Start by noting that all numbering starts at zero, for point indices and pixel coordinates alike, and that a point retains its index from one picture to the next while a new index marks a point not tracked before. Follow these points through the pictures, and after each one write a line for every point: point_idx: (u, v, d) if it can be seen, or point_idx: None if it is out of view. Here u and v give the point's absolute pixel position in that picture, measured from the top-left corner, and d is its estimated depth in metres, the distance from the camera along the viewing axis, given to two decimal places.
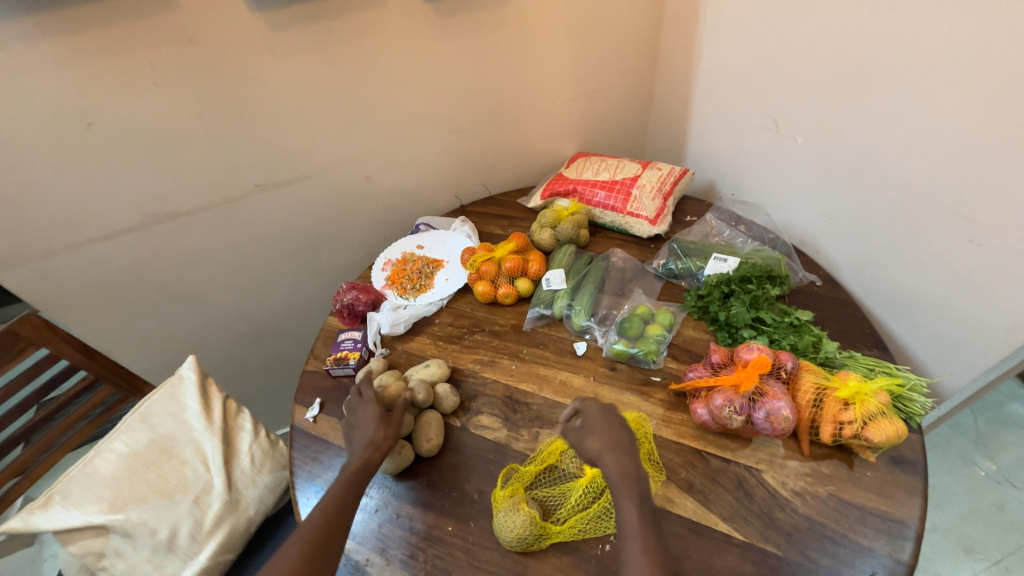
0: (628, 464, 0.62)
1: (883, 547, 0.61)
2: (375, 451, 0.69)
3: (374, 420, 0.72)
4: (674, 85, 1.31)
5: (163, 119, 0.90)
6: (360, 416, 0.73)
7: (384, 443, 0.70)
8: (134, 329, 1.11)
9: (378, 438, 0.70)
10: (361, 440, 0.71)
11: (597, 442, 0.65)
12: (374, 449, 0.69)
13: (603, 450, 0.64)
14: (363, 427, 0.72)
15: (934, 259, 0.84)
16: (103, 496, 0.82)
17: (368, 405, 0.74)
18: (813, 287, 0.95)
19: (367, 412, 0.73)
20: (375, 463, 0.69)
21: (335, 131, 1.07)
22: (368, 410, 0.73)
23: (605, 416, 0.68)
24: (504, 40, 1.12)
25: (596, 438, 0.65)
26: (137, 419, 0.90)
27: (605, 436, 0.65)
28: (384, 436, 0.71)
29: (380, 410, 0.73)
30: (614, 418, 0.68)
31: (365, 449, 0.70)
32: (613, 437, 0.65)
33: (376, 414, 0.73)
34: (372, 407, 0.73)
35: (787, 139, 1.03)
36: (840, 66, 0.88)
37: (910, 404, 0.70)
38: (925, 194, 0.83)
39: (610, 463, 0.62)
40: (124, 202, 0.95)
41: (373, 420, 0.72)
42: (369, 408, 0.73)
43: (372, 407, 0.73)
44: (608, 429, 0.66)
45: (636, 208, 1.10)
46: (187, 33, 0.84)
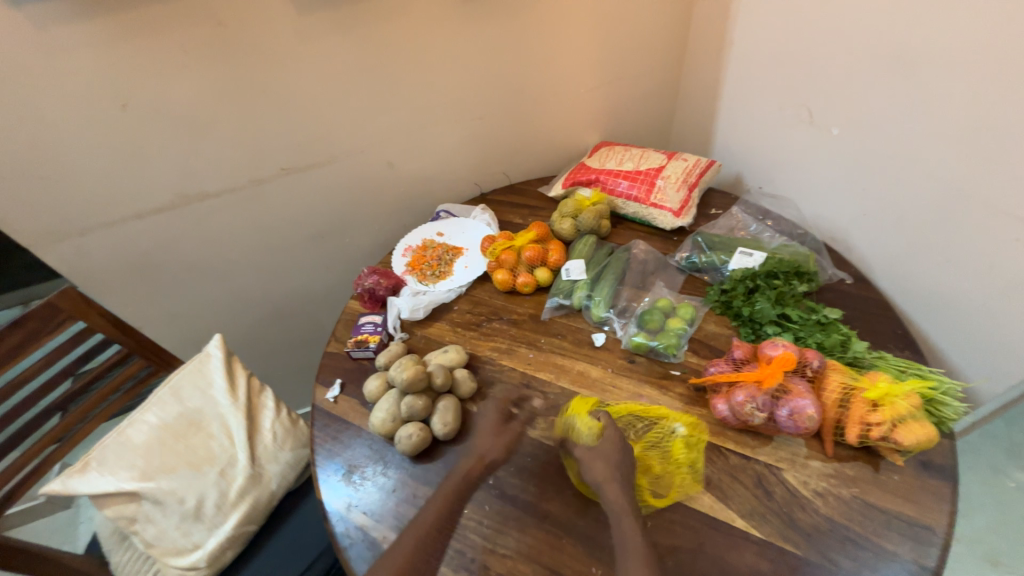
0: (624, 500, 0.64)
1: (908, 552, 0.59)
2: (484, 464, 0.74)
3: (494, 433, 0.77)
4: (703, 73, 1.27)
5: (193, 101, 0.92)
6: (483, 422, 0.78)
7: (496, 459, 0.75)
8: (164, 306, 1.15)
9: (490, 450, 0.75)
10: (478, 450, 0.75)
11: (599, 469, 0.66)
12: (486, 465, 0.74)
13: (609, 477, 0.66)
14: (483, 435, 0.77)
15: (976, 259, 0.81)
16: (135, 465, 0.86)
17: (492, 413, 0.79)
18: (843, 285, 0.92)
19: (490, 419, 0.78)
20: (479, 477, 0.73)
21: (359, 116, 1.07)
22: (489, 419, 0.78)
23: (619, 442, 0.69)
24: (530, 25, 1.10)
25: (592, 465, 0.67)
26: (167, 393, 0.94)
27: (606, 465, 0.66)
28: (500, 449, 0.75)
29: (500, 423, 0.78)
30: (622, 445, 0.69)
31: (477, 463, 0.74)
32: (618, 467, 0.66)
33: (497, 426, 0.77)
34: (496, 417, 0.78)
35: (821, 130, 0.99)
36: (881, 54, 0.84)
37: (942, 408, 0.68)
38: (969, 189, 0.79)
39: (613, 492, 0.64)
40: (156, 183, 0.98)
41: (491, 432, 0.77)
42: (492, 418, 0.78)
43: (495, 418, 0.78)
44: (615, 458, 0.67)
45: (660, 199, 1.08)
46: (217, 16, 0.85)
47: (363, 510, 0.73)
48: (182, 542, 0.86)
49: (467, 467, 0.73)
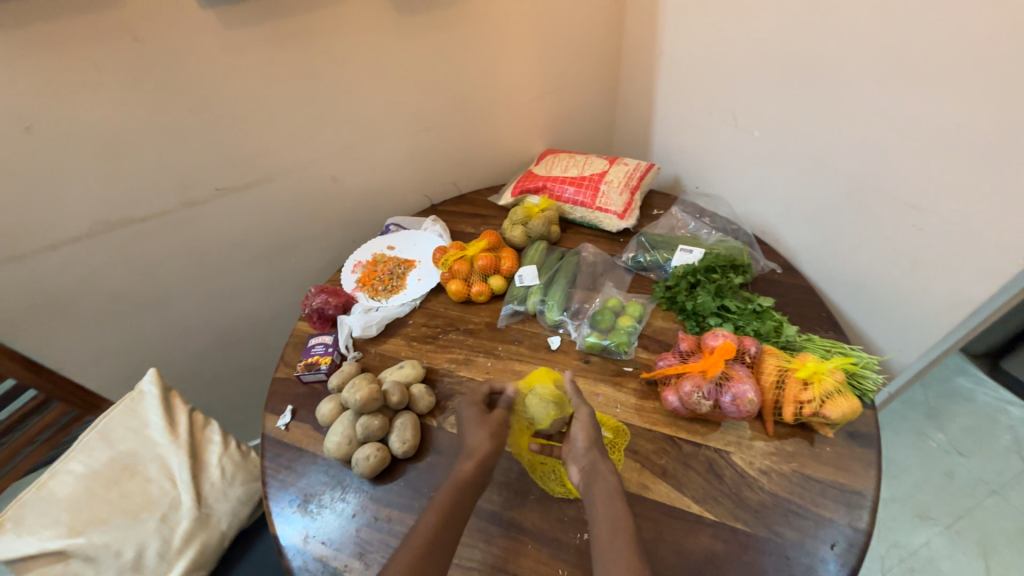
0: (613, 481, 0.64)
1: (843, 516, 0.64)
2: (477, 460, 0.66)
3: (478, 424, 0.70)
4: (638, 82, 1.33)
5: (110, 122, 0.86)
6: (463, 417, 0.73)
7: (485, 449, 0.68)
8: (88, 343, 1.06)
9: (477, 443, 0.68)
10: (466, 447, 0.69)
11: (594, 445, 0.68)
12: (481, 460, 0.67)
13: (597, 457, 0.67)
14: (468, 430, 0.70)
15: (883, 245, 0.89)
16: (60, 520, 0.78)
17: (467, 408, 0.73)
18: (774, 275, 0.99)
19: (469, 413, 0.73)
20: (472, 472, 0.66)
21: (297, 132, 1.04)
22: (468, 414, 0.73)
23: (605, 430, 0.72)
24: (468, 38, 1.12)
25: (587, 437, 0.69)
26: (95, 438, 0.86)
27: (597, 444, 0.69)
28: (489, 441, 0.68)
29: (481, 413, 0.72)
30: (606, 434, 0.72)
31: (469, 458, 0.67)
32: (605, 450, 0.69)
33: (476, 417, 0.72)
34: (472, 409, 0.73)
35: (745, 133, 1.07)
36: (790, 62, 0.92)
37: (863, 381, 0.75)
38: (871, 182, 0.87)
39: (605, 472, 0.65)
40: (71, 210, 0.90)
41: (474, 424, 0.71)
42: (470, 410, 0.73)
43: (473, 409, 0.73)
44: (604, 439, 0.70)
45: (604, 203, 1.12)
46: (132, 31, 0.80)
47: (322, 541, 0.70)
48: None
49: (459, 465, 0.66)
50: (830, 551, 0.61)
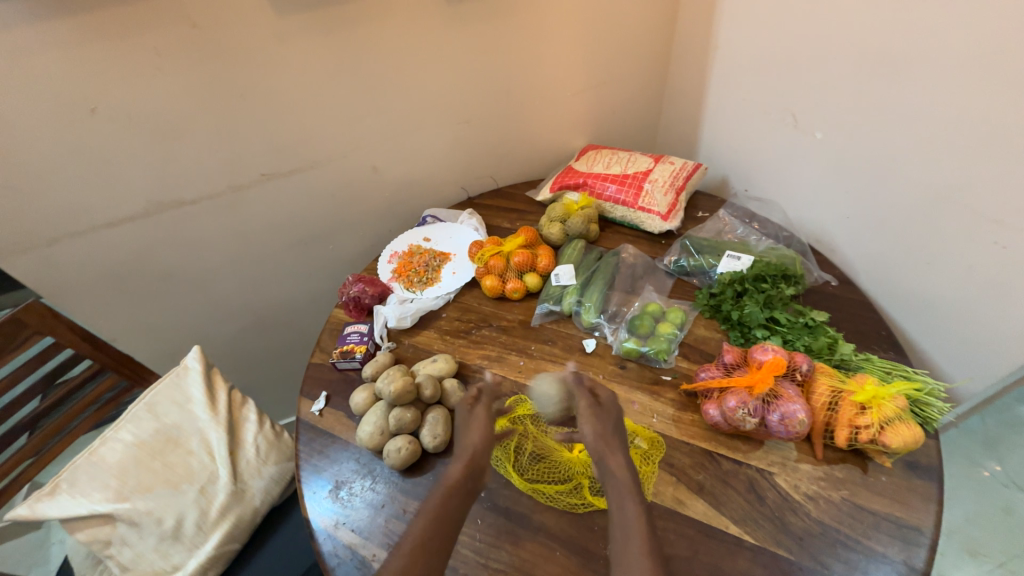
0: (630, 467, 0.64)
1: (897, 553, 0.60)
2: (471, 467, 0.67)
3: (483, 428, 0.71)
4: (689, 76, 1.27)
5: (167, 106, 0.88)
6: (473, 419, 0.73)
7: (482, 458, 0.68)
8: (139, 318, 1.11)
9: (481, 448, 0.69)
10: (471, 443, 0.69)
11: (605, 437, 0.67)
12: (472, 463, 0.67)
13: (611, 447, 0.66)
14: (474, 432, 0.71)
15: (956, 261, 0.82)
16: (109, 485, 0.82)
17: (480, 410, 0.73)
18: (828, 287, 0.93)
19: (479, 416, 0.73)
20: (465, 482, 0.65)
21: (342, 120, 1.05)
22: (478, 414, 0.73)
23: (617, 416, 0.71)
24: (515, 28, 1.09)
25: (596, 428, 0.68)
26: (143, 409, 0.90)
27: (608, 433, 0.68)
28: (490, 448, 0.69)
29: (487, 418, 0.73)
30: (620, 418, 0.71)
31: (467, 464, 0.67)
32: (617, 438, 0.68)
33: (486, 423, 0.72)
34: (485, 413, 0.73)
35: (805, 134, 1.00)
36: (862, 59, 0.85)
37: (927, 408, 0.69)
38: (947, 193, 0.80)
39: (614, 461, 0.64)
40: (129, 190, 0.94)
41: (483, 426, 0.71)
42: (478, 412, 0.73)
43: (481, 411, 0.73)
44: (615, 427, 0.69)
45: (648, 203, 1.08)
46: (191, 17, 0.82)
47: (351, 528, 0.71)
48: (160, 564, 0.82)
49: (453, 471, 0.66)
50: None
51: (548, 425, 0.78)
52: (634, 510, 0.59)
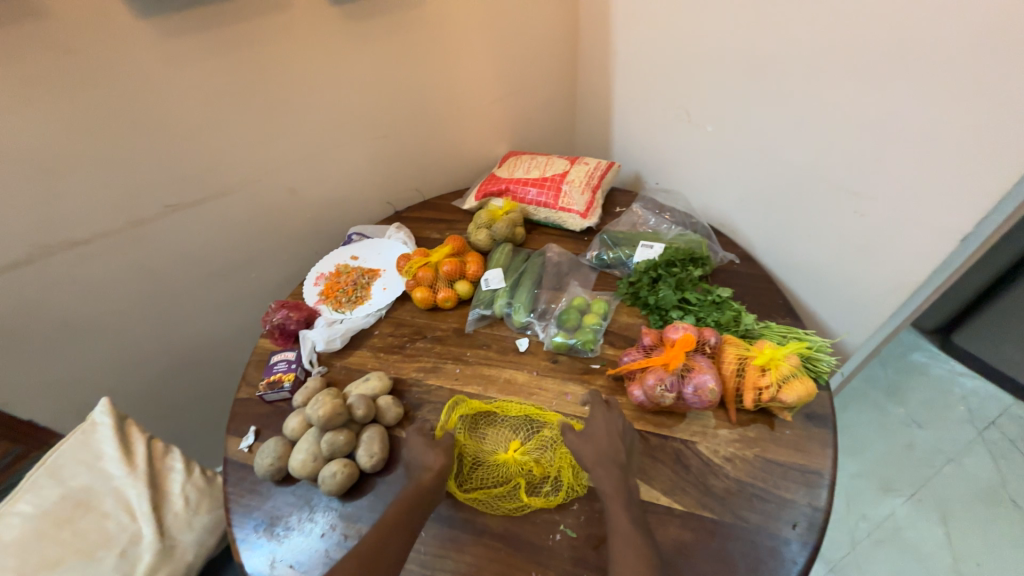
0: (619, 478, 0.65)
1: (803, 496, 0.66)
2: (435, 472, 0.69)
3: (427, 447, 0.72)
4: (595, 81, 1.35)
5: (43, 140, 0.81)
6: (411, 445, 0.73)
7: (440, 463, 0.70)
8: (34, 376, 0.99)
9: (433, 460, 0.70)
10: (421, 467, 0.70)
11: (589, 453, 0.67)
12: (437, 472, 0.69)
13: (596, 460, 0.66)
14: (421, 453, 0.71)
15: (831, 230, 0.93)
16: (3, 568, 0.72)
17: (416, 436, 0.74)
18: (732, 265, 1.02)
19: (416, 441, 0.73)
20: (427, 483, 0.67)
21: (249, 143, 1.01)
22: (417, 438, 0.74)
23: (603, 429, 0.70)
24: (423, 43, 1.11)
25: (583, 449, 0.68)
26: (43, 475, 0.81)
27: (598, 446, 0.68)
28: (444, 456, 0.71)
29: (428, 438, 0.73)
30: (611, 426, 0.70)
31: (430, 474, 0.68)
32: (608, 451, 0.67)
33: (424, 443, 0.73)
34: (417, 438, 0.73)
35: (698, 128, 1.09)
36: (735, 58, 0.95)
37: (818, 363, 0.77)
38: (817, 172, 0.91)
39: (602, 474, 0.65)
40: (6, 235, 0.85)
41: (427, 445, 0.72)
42: (415, 439, 0.73)
43: (418, 437, 0.73)
44: (604, 439, 0.69)
45: (567, 203, 1.13)
46: (63, 44, 0.76)
47: (290, 564, 0.68)
48: None
49: (417, 477, 0.68)
50: (792, 531, 0.63)
51: (489, 429, 0.78)
52: (619, 511, 0.63)
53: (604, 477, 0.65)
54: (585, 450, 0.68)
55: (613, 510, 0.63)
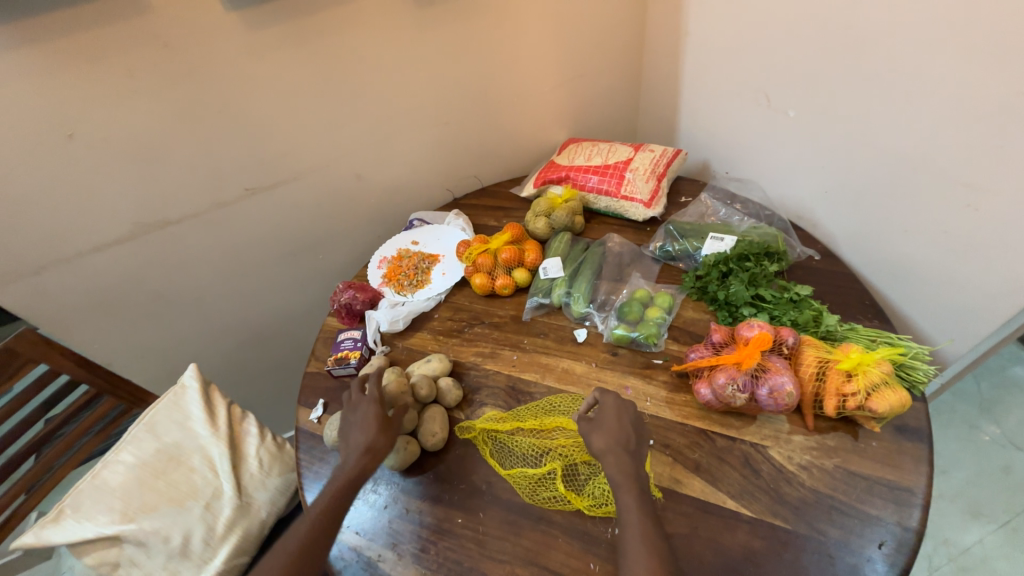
0: (627, 465, 0.63)
1: (891, 514, 0.61)
2: (375, 458, 0.69)
3: (374, 425, 0.71)
4: (663, 63, 1.29)
5: (146, 127, 0.89)
6: (361, 416, 0.72)
7: (383, 449, 0.70)
8: (134, 341, 1.10)
9: (377, 445, 0.70)
10: (359, 444, 0.70)
11: (626, 472, 0.63)
12: (365, 451, 0.69)
13: (627, 482, 0.62)
14: (364, 429, 0.71)
15: (932, 226, 0.84)
16: (114, 507, 0.82)
17: (369, 406, 0.73)
18: (812, 261, 0.95)
19: (368, 414, 0.72)
20: (370, 471, 0.69)
21: (321, 130, 1.05)
22: (371, 411, 0.72)
23: (614, 410, 0.67)
24: (488, 27, 1.10)
25: (620, 467, 0.63)
26: (142, 430, 0.90)
27: (609, 433, 0.65)
28: (387, 440, 0.71)
29: (379, 418, 0.72)
30: (624, 412, 0.68)
31: (362, 454, 0.69)
32: (619, 437, 0.65)
33: (376, 419, 0.71)
34: (372, 411, 0.72)
35: (778, 113, 1.02)
36: (826, 34, 0.87)
37: (913, 372, 0.71)
38: (920, 161, 0.82)
39: (610, 462, 0.63)
40: (114, 214, 0.94)
41: (375, 423, 0.71)
42: (369, 411, 0.72)
43: (372, 411, 0.72)
44: (614, 424, 0.66)
45: (630, 191, 1.09)
46: (164, 37, 0.83)
47: (355, 530, 0.72)
48: None
49: (360, 465, 0.68)
50: (878, 550, 0.59)
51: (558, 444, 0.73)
52: (629, 503, 0.61)
53: (612, 465, 0.63)
54: (620, 468, 0.63)
55: (622, 502, 0.61)
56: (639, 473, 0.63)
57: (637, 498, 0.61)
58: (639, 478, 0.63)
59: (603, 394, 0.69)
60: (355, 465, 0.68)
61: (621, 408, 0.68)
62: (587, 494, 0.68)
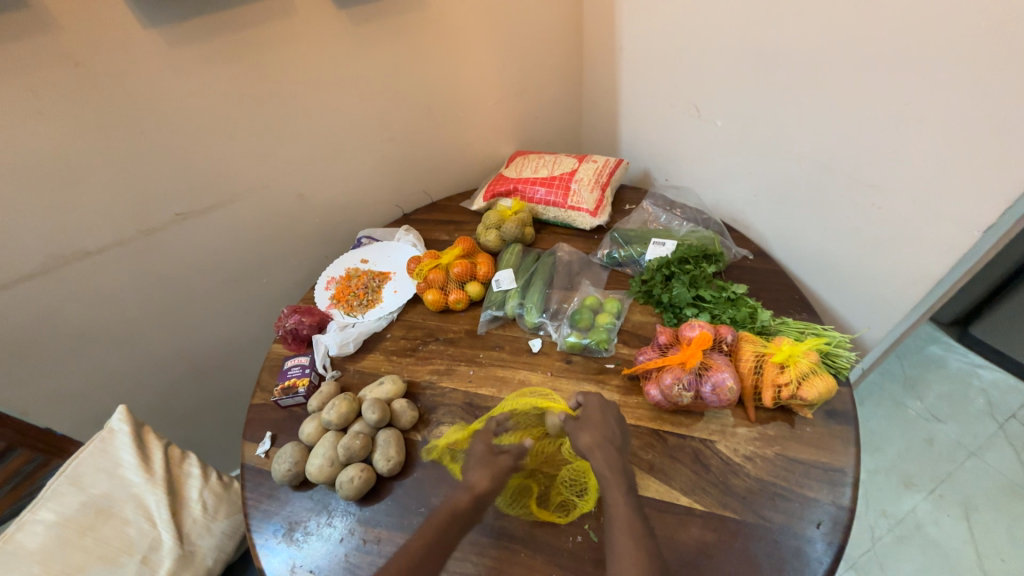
0: (616, 460, 0.65)
1: (827, 495, 0.65)
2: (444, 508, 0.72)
3: (449, 481, 0.74)
4: (600, 77, 1.34)
5: (57, 151, 0.82)
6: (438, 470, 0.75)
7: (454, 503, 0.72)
8: (52, 384, 1.00)
9: (447, 498, 0.72)
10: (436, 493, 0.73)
11: (613, 468, 0.64)
12: (472, 494, 0.66)
13: (613, 477, 0.63)
14: (444, 481, 0.74)
15: (847, 223, 0.92)
16: (31, 574, 0.73)
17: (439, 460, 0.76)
18: (746, 261, 1.01)
19: (444, 468, 0.75)
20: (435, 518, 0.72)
21: (258, 150, 1.01)
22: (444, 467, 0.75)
23: (600, 410, 0.71)
24: (428, 43, 1.10)
25: (607, 461, 0.65)
26: (64, 483, 0.81)
27: (597, 431, 0.68)
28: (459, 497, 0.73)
29: (488, 452, 0.69)
30: (608, 412, 0.70)
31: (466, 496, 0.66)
32: (606, 433, 0.68)
33: (453, 476, 0.74)
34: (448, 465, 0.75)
35: (708, 123, 1.08)
36: (744, 51, 0.94)
37: (837, 359, 0.77)
38: (831, 164, 0.90)
39: (599, 457, 0.65)
40: (22, 246, 0.85)
41: (451, 482, 0.74)
42: (477, 446, 0.70)
43: (480, 447, 0.70)
44: (601, 421, 0.69)
45: (576, 201, 1.12)
46: (73, 55, 0.77)
47: (309, 569, 0.68)
48: None
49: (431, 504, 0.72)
50: (817, 530, 0.62)
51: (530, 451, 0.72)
52: (617, 498, 0.62)
53: (600, 461, 0.65)
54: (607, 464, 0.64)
55: (610, 497, 0.62)
56: (626, 472, 0.65)
57: (626, 492, 0.62)
58: (627, 476, 0.64)
59: (590, 396, 0.72)
60: (459, 512, 0.64)
61: (599, 404, 0.71)
62: (553, 500, 0.70)
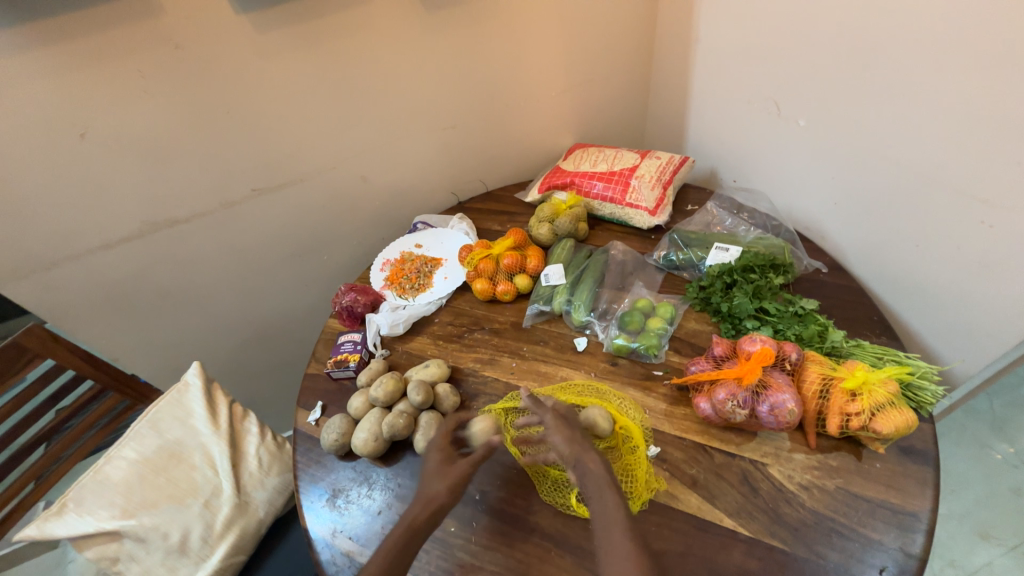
0: (603, 465, 0.64)
1: (893, 539, 0.59)
2: (431, 509, 0.66)
3: (438, 472, 0.69)
4: (671, 69, 1.27)
5: (156, 126, 0.90)
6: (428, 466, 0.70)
7: (442, 498, 0.66)
8: (140, 337, 1.12)
9: (437, 492, 0.67)
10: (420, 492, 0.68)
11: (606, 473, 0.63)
12: (426, 505, 0.66)
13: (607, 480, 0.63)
14: (428, 476, 0.69)
15: (945, 241, 0.82)
16: (115, 503, 0.82)
17: (434, 455, 0.71)
18: (819, 274, 0.93)
19: (433, 461, 0.70)
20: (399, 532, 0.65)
21: (328, 132, 1.06)
22: (434, 460, 0.71)
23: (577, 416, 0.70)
24: (496, 30, 1.09)
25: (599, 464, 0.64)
26: (145, 426, 0.90)
27: (576, 435, 0.67)
28: (447, 490, 0.67)
29: (444, 464, 0.70)
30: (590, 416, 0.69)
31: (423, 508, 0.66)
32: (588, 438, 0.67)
33: (439, 467, 0.70)
34: (438, 457, 0.71)
35: (788, 122, 1.00)
36: (837, 41, 0.86)
37: (920, 392, 0.69)
38: (932, 174, 0.80)
39: (590, 462, 0.64)
40: (123, 211, 0.95)
41: (436, 472, 0.69)
42: (433, 459, 0.70)
43: (438, 456, 0.71)
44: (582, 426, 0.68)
45: (636, 199, 1.08)
46: (174, 39, 0.83)
47: (349, 536, 0.71)
48: None
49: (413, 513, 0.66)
50: None
51: None
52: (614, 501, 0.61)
53: (593, 464, 0.64)
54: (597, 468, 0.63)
55: (602, 501, 0.61)
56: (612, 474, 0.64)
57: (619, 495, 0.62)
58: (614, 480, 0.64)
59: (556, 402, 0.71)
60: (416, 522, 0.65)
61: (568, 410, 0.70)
62: None
